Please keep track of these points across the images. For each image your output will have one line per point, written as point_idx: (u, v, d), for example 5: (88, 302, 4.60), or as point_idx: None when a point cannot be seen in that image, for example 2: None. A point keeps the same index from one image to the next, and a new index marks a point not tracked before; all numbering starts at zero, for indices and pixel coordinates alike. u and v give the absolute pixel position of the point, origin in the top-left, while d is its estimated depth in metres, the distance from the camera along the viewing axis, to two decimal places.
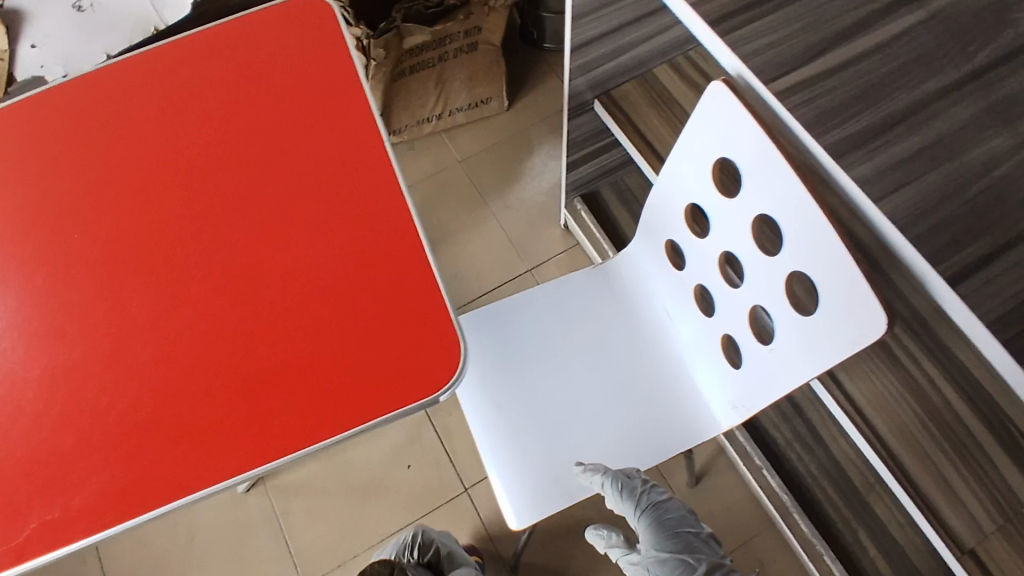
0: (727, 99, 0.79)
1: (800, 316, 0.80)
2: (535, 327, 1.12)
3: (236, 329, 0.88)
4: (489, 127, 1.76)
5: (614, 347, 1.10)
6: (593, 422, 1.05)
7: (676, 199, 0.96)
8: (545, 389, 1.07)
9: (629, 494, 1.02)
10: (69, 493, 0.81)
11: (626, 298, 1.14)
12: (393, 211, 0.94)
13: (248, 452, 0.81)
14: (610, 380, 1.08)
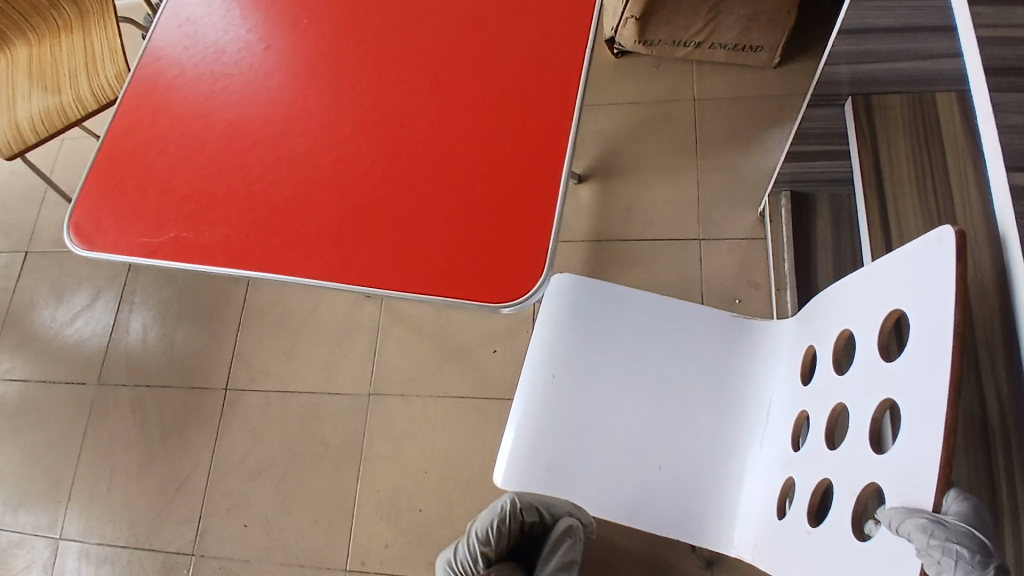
0: (937, 247, 0.57)
1: (852, 531, 0.62)
2: (627, 328, 1.02)
3: (370, 159, 0.93)
4: (745, 77, 1.59)
5: (692, 411, 0.97)
6: (622, 462, 0.96)
7: (839, 312, 0.77)
8: (599, 392, 0.99)
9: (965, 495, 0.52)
10: (202, 227, 0.94)
11: (741, 374, 0.97)
12: (556, 121, 0.90)
13: (328, 267, 0.88)
14: (665, 438, 0.96)
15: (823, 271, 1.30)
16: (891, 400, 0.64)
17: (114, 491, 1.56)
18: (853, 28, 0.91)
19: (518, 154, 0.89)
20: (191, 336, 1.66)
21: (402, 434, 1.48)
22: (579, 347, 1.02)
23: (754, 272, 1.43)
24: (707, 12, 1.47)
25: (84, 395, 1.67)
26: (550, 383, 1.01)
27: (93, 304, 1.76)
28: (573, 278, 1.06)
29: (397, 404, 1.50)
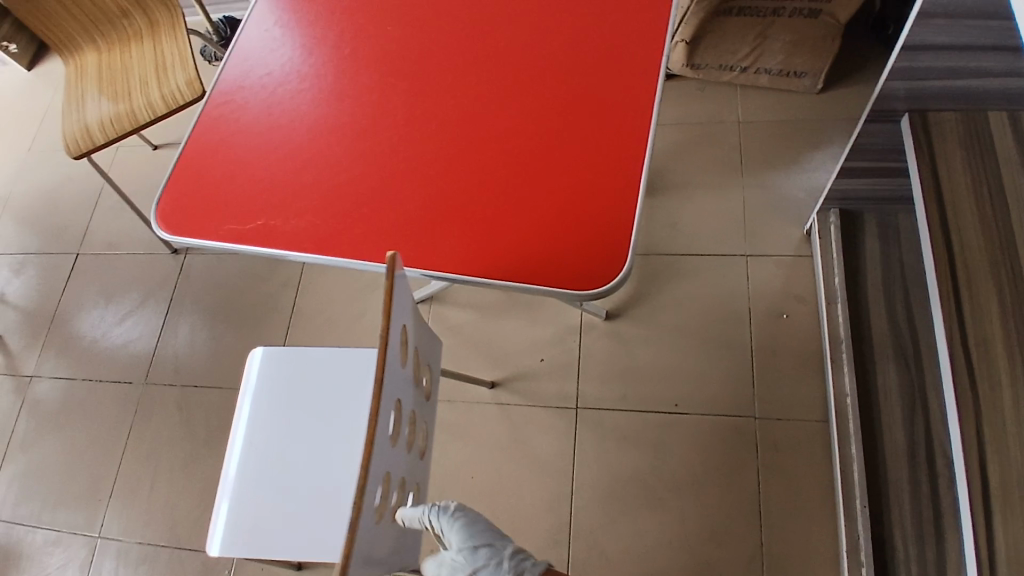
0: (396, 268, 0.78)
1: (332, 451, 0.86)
2: (304, 373, 1.14)
3: (449, 156, 0.97)
4: (788, 102, 1.64)
5: (326, 434, 1.08)
6: (281, 493, 1.05)
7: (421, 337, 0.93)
8: (316, 476, 1.06)
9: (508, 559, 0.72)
10: (287, 216, 0.98)
11: (358, 397, 1.10)
12: (635, 122, 0.94)
13: (408, 255, 0.91)
14: (316, 469, 1.06)
15: (873, 285, 1.33)
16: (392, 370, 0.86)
17: (156, 490, 1.57)
18: (914, 43, 0.97)
19: (598, 152, 0.93)
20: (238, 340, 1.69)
21: (447, 439, 1.49)
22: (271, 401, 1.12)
23: (799, 287, 1.45)
24: (756, 37, 1.54)
25: (129, 396, 1.69)
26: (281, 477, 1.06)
27: (141, 306, 1.79)
28: (280, 351, 1.16)
29: (444, 410, 1.52)
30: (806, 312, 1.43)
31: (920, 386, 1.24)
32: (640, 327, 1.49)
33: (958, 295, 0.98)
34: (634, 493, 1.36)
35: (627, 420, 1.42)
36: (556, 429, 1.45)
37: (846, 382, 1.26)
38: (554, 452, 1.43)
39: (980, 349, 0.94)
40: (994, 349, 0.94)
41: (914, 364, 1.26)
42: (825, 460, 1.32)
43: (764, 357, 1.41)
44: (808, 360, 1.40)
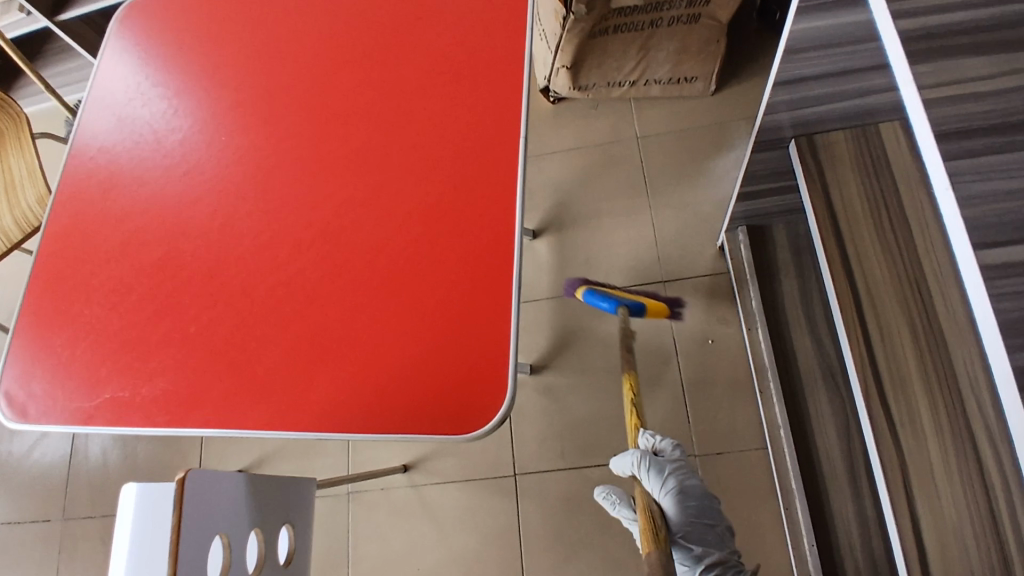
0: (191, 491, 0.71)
1: None
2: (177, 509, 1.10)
3: (303, 285, 0.86)
4: (685, 107, 1.57)
5: None
6: None
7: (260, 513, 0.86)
8: None
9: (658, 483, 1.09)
10: (137, 384, 0.86)
11: None
12: (499, 217, 0.84)
13: (274, 414, 0.81)
14: None
15: (790, 301, 1.28)
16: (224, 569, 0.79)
17: None
18: (790, 77, 0.87)
19: (463, 260, 0.83)
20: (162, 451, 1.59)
21: (387, 529, 1.41)
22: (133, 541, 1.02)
23: (723, 309, 1.40)
24: (639, 49, 1.44)
25: (49, 533, 1.56)
26: None
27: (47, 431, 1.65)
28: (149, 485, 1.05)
29: (379, 498, 1.43)
30: (733, 335, 1.38)
31: (850, 404, 1.19)
32: (569, 377, 1.43)
33: (869, 339, 0.91)
34: (588, 558, 1.32)
35: (569, 479, 1.37)
36: (499, 500, 1.39)
37: (776, 412, 1.23)
38: (500, 525, 1.37)
39: (897, 396, 0.89)
40: (913, 394, 0.88)
41: (842, 382, 1.21)
42: (771, 491, 1.28)
43: (698, 390, 1.36)
44: (742, 387, 1.35)
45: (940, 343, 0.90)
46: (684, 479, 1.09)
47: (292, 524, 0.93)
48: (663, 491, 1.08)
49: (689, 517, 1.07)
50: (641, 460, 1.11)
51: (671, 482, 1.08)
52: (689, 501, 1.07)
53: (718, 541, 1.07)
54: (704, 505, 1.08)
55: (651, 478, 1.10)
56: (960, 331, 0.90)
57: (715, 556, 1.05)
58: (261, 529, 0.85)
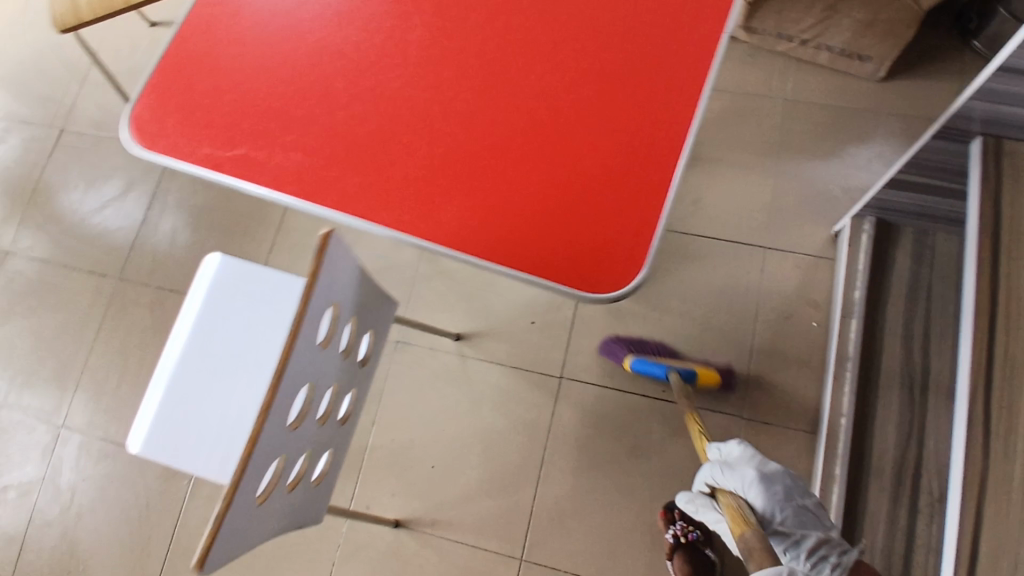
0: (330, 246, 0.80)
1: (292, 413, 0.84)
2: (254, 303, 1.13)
3: (467, 112, 0.86)
4: (845, 83, 1.50)
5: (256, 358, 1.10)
6: (204, 395, 1.09)
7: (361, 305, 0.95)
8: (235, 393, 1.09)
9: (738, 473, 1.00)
10: (277, 152, 0.87)
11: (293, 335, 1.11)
12: (678, 109, 0.83)
13: (407, 221, 0.82)
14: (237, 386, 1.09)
15: (894, 304, 1.26)
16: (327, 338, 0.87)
17: (126, 389, 1.56)
18: (1019, 62, 0.82)
19: (630, 136, 0.82)
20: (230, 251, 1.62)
21: (424, 387, 1.44)
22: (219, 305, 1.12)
23: (815, 292, 1.38)
24: (823, 11, 1.36)
25: (104, 289, 1.64)
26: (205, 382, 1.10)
27: (125, 196, 1.70)
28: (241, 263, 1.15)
29: (423, 356, 1.46)
30: (816, 317, 1.36)
31: (918, 421, 1.20)
32: (642, 305, 1.42)
33: (992, 344, 0.81)
34: (605, 473, 1.36)
35: (611, 399, 1.38)
36: (537, 395, 1.41)
37: (844, 401, 1.23)
38: (534, 416, 1.40)
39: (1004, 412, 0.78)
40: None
41: (918, 396, 1.21)
42: (801, 472, 1.30)
43: (764, 360, 1.36)
44: (806, 369, 1.35)
45: None
46: (763, 468, 1.00)
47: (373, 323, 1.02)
48: (748, 485, 0.97)
49: (781, 503, 0.95)
50: (715, 466, 1.04)
51: (751, 472, 0.98)
52: (774, 484, 0.97)
53: (812, 517, 0.95)
54: (792, 488, 0.97)
55: (729, 477, 1.00)
56: None
57: (814, 537, 0.92)
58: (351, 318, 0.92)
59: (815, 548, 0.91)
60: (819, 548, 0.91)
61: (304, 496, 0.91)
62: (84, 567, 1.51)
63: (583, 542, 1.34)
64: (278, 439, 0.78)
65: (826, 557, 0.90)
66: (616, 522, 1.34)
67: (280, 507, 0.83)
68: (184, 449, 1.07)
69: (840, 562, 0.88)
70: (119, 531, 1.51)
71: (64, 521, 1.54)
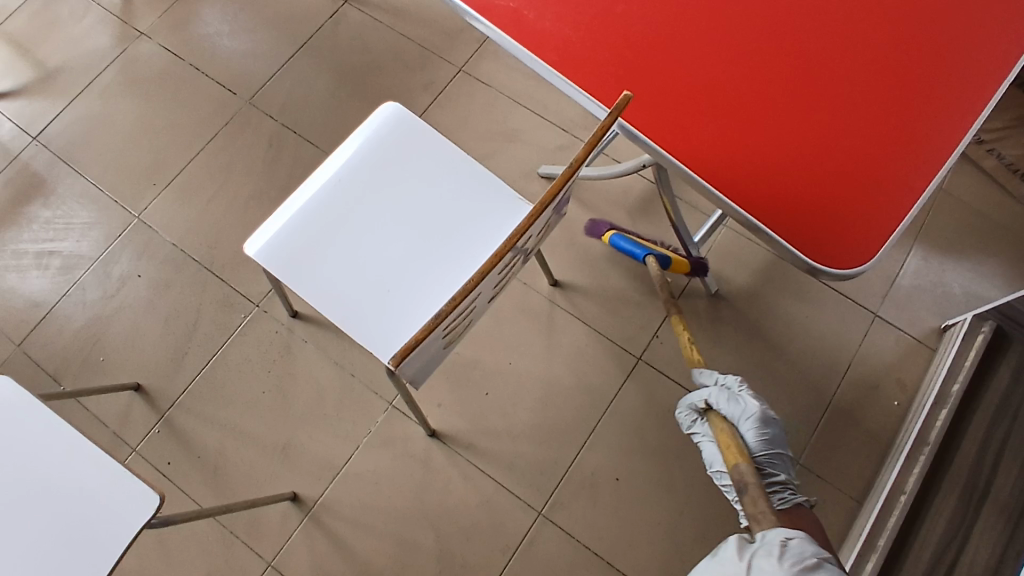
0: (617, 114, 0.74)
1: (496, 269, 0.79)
2: (418, 165, 1.10)
3: (739, 50, 0.85)
4: (998, 196, 1.52)
5: (409, 217, 1.08)
6: (343, 229, 1.07)
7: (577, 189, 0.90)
8: (375, 240, 1.07)
9: (740, 399, 0.99)
10: (545, 16, 0.87)
11: (453, 210, 1.08)
12: (950, 123, 0.82)
13: (654, 128, 0.82)
14: (381, 235, 1.07)
15: (982, 410, 1.26)
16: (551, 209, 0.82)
17: (213, 205, 1.53)
18: None
19: (895, 132, 0.81)
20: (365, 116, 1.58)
21: (508, 315, 1.42)
22: (391, 156, 1.11)
23: (905, 372, 1.39)
24: (1012, 119, 1.48)
25: (226, 105, 1.61)
26: (350, 218, 1.08)
27: (283, 27, 1.68)
28: (423, 124, 1.13)
29: (517, 289, 1.44)
30: (898, 398, 1.37)
31: (967, 526, 1.16)
32: (741, 322, 1.42)
33: None
34: (650, 463, 1.33)
35: (681, 397, 1.37)
36: (611, 366, 1.39)
37: (910, 480, 1.23)
38: (601, 384, 1.38)
39: None
40: None
41: (976, 502, 1.18)
42: (836, 533, 1.29)
43: (838, 418, 1.36)
44: (872, 441, 1.35)
45: None
46: (761, 406, 0.98)
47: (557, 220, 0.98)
48: (744, 418, 0.97)
49: (768, 447, 0.96)
50: (721, 390, 1.01)
51: (753, 408, 0.97)
52: (769, 429, 0.97)
53: (785, 462, 0.98)
54: (779, 435, 0.97)
55: (730, 406, 0.99)
56: None
57: (777, 479, 0.96)
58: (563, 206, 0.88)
59: (774, 488, 0.96)
60: (776, 487, 0.96)
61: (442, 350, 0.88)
62: (102, 355, 1.44)
63: (606, 520, 1.30)
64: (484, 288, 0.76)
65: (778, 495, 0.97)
66: (642, 513, 1.30)
67: (432, 350, 0.82)
68: (302, 270, 1.05)
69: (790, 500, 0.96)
70: (148, 337, 1.44)
71: (102, 309, 1.47)
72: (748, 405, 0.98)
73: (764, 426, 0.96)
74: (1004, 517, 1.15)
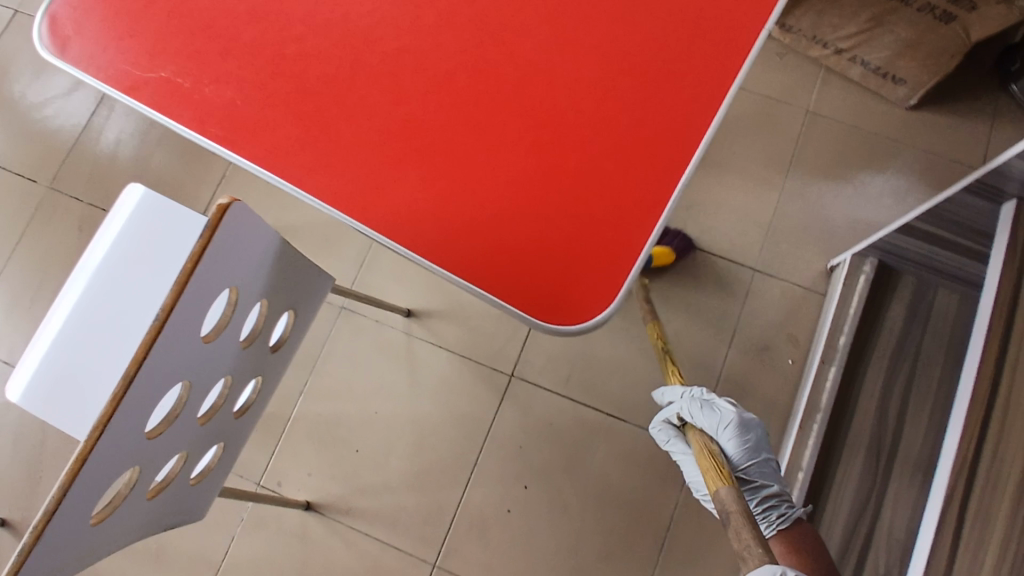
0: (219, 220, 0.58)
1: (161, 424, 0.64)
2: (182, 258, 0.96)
3: (436, 75, 0.70)
4: (873, 105, 1.38)
5: None
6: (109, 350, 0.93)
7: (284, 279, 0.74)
8: None
9: (710, 412, 0.87)
10: (208, 82, 0.71)
11: None
12: (695, 106, 0.67)
13: (343, 193, 0.67)
14: None
15: (877, 360, 1.16)
16: (223, 331, 0.66)
17: (34, 310, 1.40)
18: None
19: (632, 136, 0.66)
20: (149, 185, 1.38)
21: (363, 358, 1.31)
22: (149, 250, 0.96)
23: (796, 326, 1.27)
24: (867, 21, 1.24)
25: (30, 194, 1.47)
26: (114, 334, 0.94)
27: (71, 93, 1.52)
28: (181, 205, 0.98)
29: (370, 329, 1.32)
30: (792, 355, 1.26)
31: (878, 491, 1.09)
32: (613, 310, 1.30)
33: (979, 447, 0.80)
34: (539, 486, 1.24)
35: (561, 408, 1.27)
36: (482, 390, 1.29)
37: (805, 454, 1.12)
38: (474, 413, 1.28)
39: (977, 517, 0.77)
40: (994, 518, 0.76)
41: (884, 463, 1.10)
42: None
43: (731, 392, 1.25)
44: (772, 410, 1.23)
45: None
46: (740, 409, 0.87)
47: (296, 311, 0.81)
48: (721, 427, 0.86)
49: (751, 456, 0.85)
50: (691, 401, 0.89)
51: (732, 412, 0.86)
52: (749, 435, 0.87)
53: (774, 469, 0.87)
54: (762, 441, 0.87)
55: (705, 417, 0.87)
56: None
57: (765, 490, 0.84)
58: (267, 304, 0.72)
59: (766, 496, 0.84)
60: (769, 500, 0.84)
61: (177, 491, 0.71)
62: None
63: (503, 557, 1.21)
64: (133, 445, 0.60)
65: (774, 508, 0.84)
66: (539, 541, 1.22)
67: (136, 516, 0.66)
68: (68, 408, 0.93)
69: (788, 516, 0.83)
70: None
71: None
72: (720, 415, 0.86)
73: (747, 440, 0.86)
74: (915, 474, 1.08)
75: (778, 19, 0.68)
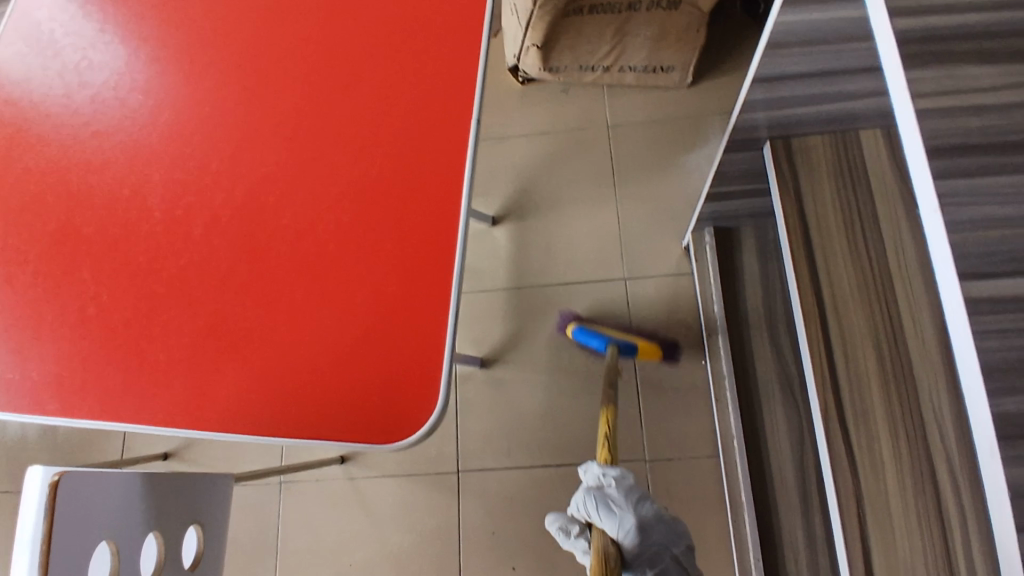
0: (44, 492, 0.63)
1: None
2: None
3: (223, 273, 0.77)
4: (660, 97, 1.51)
5: None
6: None
7: (167, 502, 0.77)
8: None
9: (610, 505, 0.86)
10: (24, 366, 0.75)
11: None
12: (443, 205, 0.76)
13: (177, 409, 0.72)
14: None
15: (754, 311, 1.24)
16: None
17: None
18: (770, 75, 0.81)
19: (402, 253, 0.74)
20: (57, 449, 1.40)
21: (318, 519, 1.33)
22: None
23: (683, 310, 1.35)
24: (613, 36, 1.37)
25: None
26: None
27: None
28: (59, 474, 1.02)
29: (314, 489, 1.35)
30: (690, 337, 1.33)
31: (806, 421, 1.15)
32: (521, 370, 1.36)
33: (832, 358, 0.86)
34: (526, 560, 1.26)
35: (514, 480, 1.30)
36: (438, 497, 1.32)
37: (731, 421, 1.19)
38: (439, 521, 1.30)
39: (857, 419, 0.83)
40: (872, 417, 0.83)
41: (801, 396, 1.17)
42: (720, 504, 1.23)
43: (653, 394, 1.31)
44: (694, 394, 1.29)
45: (906, 373, 0.84)
46: (637, 503, 0.87)
47: (203, 522, 0.83)
48: (621, 526, 0.84)
49: (649, 550, 0.85)
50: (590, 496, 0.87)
51: (631, 519, 0.84)
52: (649, 536, 0.85)
53: (672, 562, 0.85)
54: (662, 530, 0.86)
55: (604, 516, 0.85)
56: (927, 356, 0.84)
57: None
58: (160, 531, 0.75)
59: None
60: None
61: None
62: None
63: None
64: None
65: None
66: None
67: None
68: None
69: None
70: None
71: None
72: (621, 510, 0.85)
73: (645, 527, 0.85)
74: None
75: (480, 109, 0.79)
